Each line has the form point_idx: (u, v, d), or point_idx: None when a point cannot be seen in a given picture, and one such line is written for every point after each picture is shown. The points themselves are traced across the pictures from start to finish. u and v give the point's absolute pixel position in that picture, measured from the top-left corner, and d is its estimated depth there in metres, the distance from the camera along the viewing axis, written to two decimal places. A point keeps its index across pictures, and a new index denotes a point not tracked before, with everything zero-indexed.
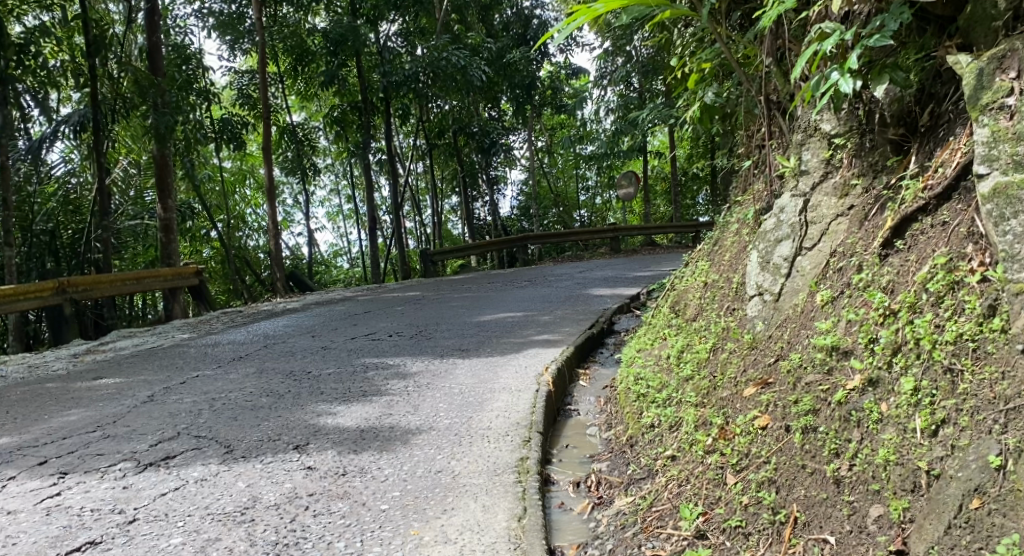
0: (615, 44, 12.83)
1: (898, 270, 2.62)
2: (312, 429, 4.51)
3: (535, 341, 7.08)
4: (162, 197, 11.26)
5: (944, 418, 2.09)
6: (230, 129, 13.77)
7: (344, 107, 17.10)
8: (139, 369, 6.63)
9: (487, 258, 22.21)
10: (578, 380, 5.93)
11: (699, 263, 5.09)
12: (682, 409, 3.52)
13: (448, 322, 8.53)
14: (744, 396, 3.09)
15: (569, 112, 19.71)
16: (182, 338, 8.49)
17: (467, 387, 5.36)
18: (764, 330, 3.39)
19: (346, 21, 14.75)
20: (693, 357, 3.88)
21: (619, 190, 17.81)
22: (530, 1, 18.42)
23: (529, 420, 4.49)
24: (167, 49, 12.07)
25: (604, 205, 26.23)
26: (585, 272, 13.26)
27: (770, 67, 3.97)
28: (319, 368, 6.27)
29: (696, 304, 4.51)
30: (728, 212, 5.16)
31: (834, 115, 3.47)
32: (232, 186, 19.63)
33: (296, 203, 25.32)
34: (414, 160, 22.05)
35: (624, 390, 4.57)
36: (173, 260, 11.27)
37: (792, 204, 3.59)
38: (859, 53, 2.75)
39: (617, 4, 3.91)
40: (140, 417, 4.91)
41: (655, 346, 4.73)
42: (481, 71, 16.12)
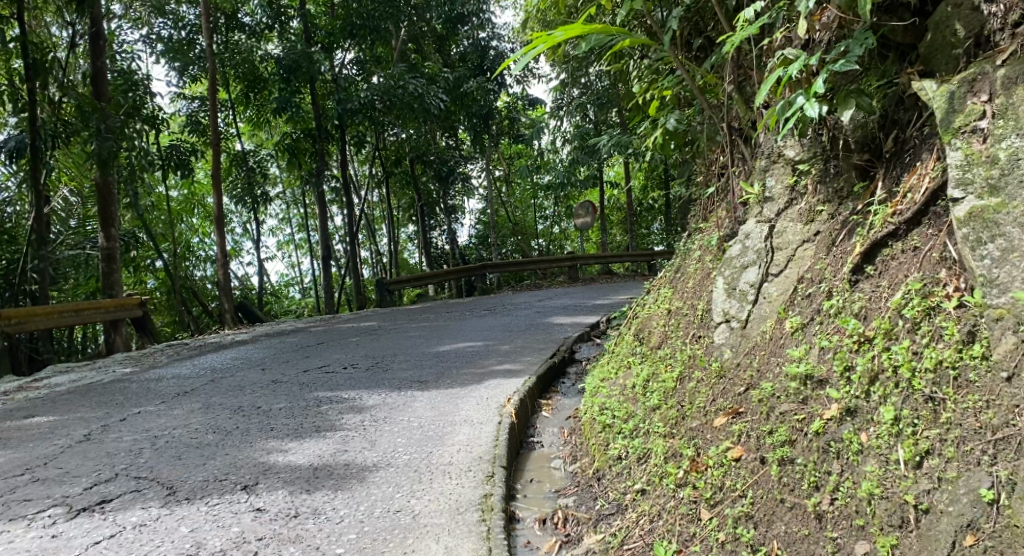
0: (572, 76, 12.95)
1: (870, 295, 2.62)
2: (261, 467, 4.28)
3: (496, 371, 6.94)
4: (104, 226, 10.89)
5: (928, 448, 2.08)
6: (178, 155, 13.40)
7: (298, 133, 16.81)
8: (75, 407, 6.26)
9: (445, 288, 21.99)
10: (540, 411, 5.80)
11: (662, 290, 5.04)
12: (650, 441, 3.43)
13: (406, 352, 8.32)
14: (714, 426, 3.02)
15: (525, 141, 19.79)
16: (123, 372, 8.09)
17: (427, 420, 5.19)
18: (732, 357, 3.32)
19: (300, 48, 14.67)
20: (659, 386, 3.80)
21: (576, 219, 17.86)
22: (486, 32, 18.52)
23: (493, 454, 4.34)
24: (112, 74, 11.72)
25: (561, 235, 26.29)
26: (545, 301, 13.18)
27: (732, 94, 3.97)
28: (270, 402, 6.01)
29: (660, 331, 4.44)
30: (691, 238, 5.12)
31: (797, 142, 3.45)
32: (179, 214, 19.10)
33: (246, 232, 24.76)
34: (370, 188, 21.81)
35: (589, 421, 4.45)
36: (116, 291, 10.86)
37: (757, 230, 3.56)
38: (824, 77, 2.74)
39: (577, 32, 3.86)
40: (75, 457, 4.60)
41: (619, 375, 4.63)
42: (438, 99, 16.12)
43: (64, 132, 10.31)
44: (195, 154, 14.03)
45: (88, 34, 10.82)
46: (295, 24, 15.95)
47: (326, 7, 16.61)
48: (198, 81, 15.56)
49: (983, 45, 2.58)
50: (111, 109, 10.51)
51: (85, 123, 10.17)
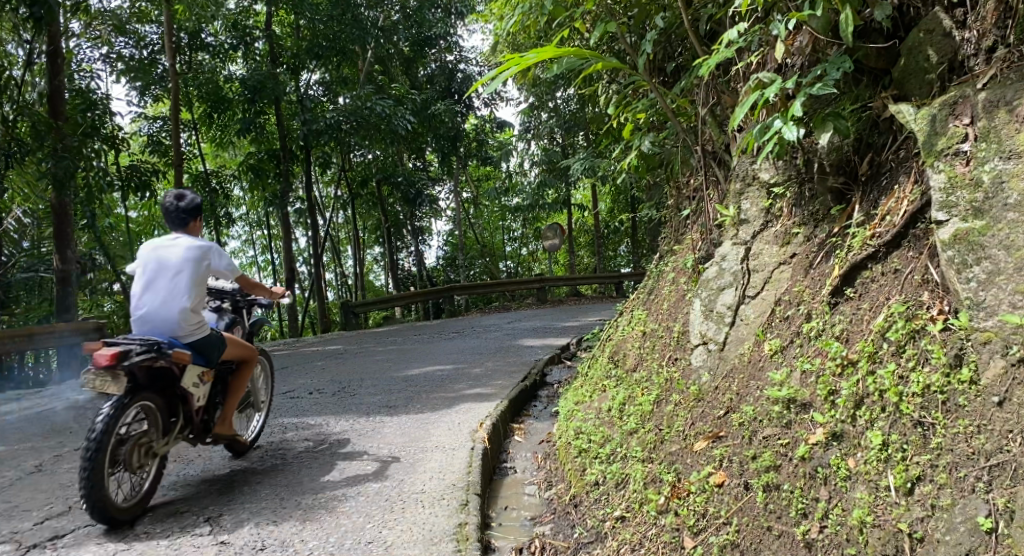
0: (541, 99, 13.03)
1: (851, 318, 2.63)
2: (225, 498, 4.10)
3: (466, 395, 6.82)
4: (61, 247, 10.66)
5: (919, 475, 2.08)
6: (138, 176, 13.16)
7: (263, 154, 16.59)
8: (26, 436, 5.98)
9: (412, 310, 21.79)
10: (512, 435, 5.71)
11: (636, 312, 5.01)
12: (628, 466, 3.37)
13: (373, 376, 8.16)
14: (694, 450, 2.97)
15: (493, 164, 19.84)
16: (78, 399, 7.79)
17: (397, 446, 5.06)
18: (710, 381, 3.29)
19: (265, 69, 14.54)
20: (636, 410, 3.74)
21: (544, 241, 17.88)
22: (454, 55, 18.57)
23: (466, 480, 4.24)
24: (70, 94, 11.51)
25: (529, 256, 26.30)
26: (513, 323, 13.09)
27: (705, 117, 3.97)
28: None
29: (635, 354, 4.39)
30: (664, 261, 5.11)
31: (772, 164, 3.46)
32: (139, 236, 18.68)
33: (208, 254, 24.31)
34: (336, 209, 21.60)
35: (564, 445, 4.36)
36: (71, 314, 10.56)
37: (733, 252, 3.54)
38: (802, 101, 2.74)
39: (549, 54, 3.84)
40: (25, 490, 4.37)
41: (594, 399, 4.55)
42: (406, 120, 16.08)
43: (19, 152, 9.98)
44: (157, 175, 13.79)
45: (47, 52, 10.66)
46: (261, 45, 15.83)
47: (291, 28, 16.54)
48: (160, 101, 15.33)
49: (958, 70, 2.62)
50: (69, 128, 10.38)
51: (40, 143, 9.98)
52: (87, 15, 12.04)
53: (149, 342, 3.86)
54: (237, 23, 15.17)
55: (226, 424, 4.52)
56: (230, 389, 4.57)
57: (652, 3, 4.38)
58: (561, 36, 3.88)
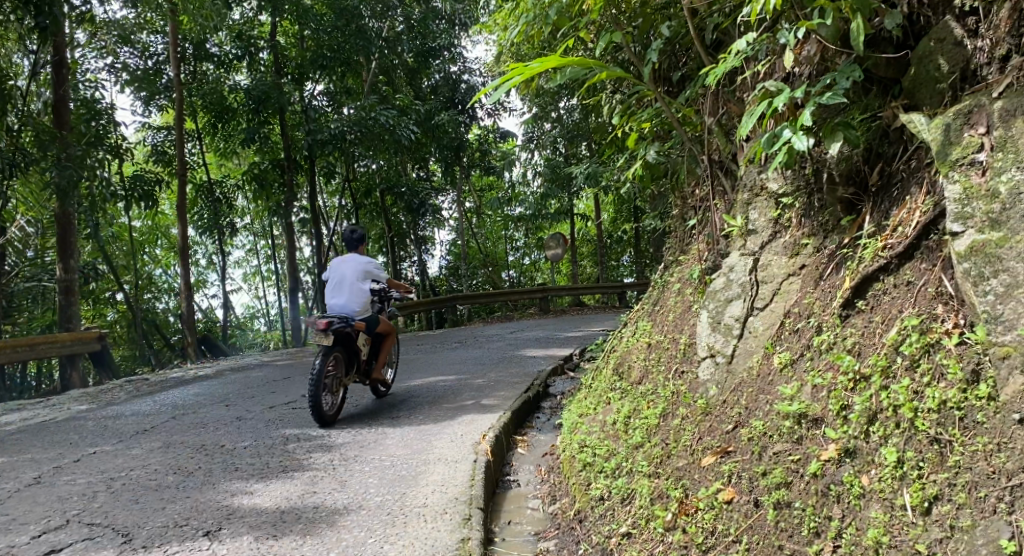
0: (544, 109, 13.02)
1: (863, 331, 2.59)
2: (225, 511, 4.06)
3: (469, 406, 6.77)
4: (64, 257, 10.68)
5: (937, 494, 2.04)
6: (142, 185, 13.17)
7: (267, 164, 16.60)
8: (26, 447, 5.93)
9: (415, 319, 21.75)
10: (516, 447, 5.66)
11: (640, 323, 4.96)
12: (634, 481, 3.31)
13: (376, 387, 8.11)
14: (702, 465, 2.92)
15: (496, 174, 19.84)
16: (79, 410, 7.75)
17: (400, 458, 5.01)
18: (718, 394, 3.24)
19: (270, 79, 14.56)
20: (641, 424, 3.69)
21: (547, 251, 17.84)
22: (457, 66, 18.60)
23: (469, 494, 4.19)
24: (74, 103, 11.53)
25: (532, 266, 26.25)
26: (516, 333, 13.03)
27: (711, 127, 3.93)
28: (234, 441, 5.77)
29: (640, 367, 4.34)
30: (669, 271, 5.07)
31: (780, 175, 3.42)
32: (142, 245, 18.69)
33: (211, 263, 24.31)
34: (339, 219, 21.61)
35: (568, 459, 4.30)
36: (73, 324, 10.53)
37: (741, 263, 3.49)
38: (811, 110, 2.70)
39: (554, 63, 3.80)
40: (24, 503, 4.33)
41: (598, 412, 4.50)
42: (410, 130, 16.08)
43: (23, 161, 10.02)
44: (160, 185, 13.79)
45: (52, 63, 10.71)
46: (265, 55, 15.88)
47: (295, 38, 16.60)
48: (166, 111, 15.36)
49: (970, 79, 2.58)
50: (73, 138, 10.43)
51: (44, 152, 10.01)
52: (92, 25, 12.08)
53: (345, 317, 6.20)
54: (243, 33, 15.22)
55: (379, 372, 6.81)
56: (380, 351, 6.90)
57: (657, 13, 4.37)
58: (566, 46, 3.85)
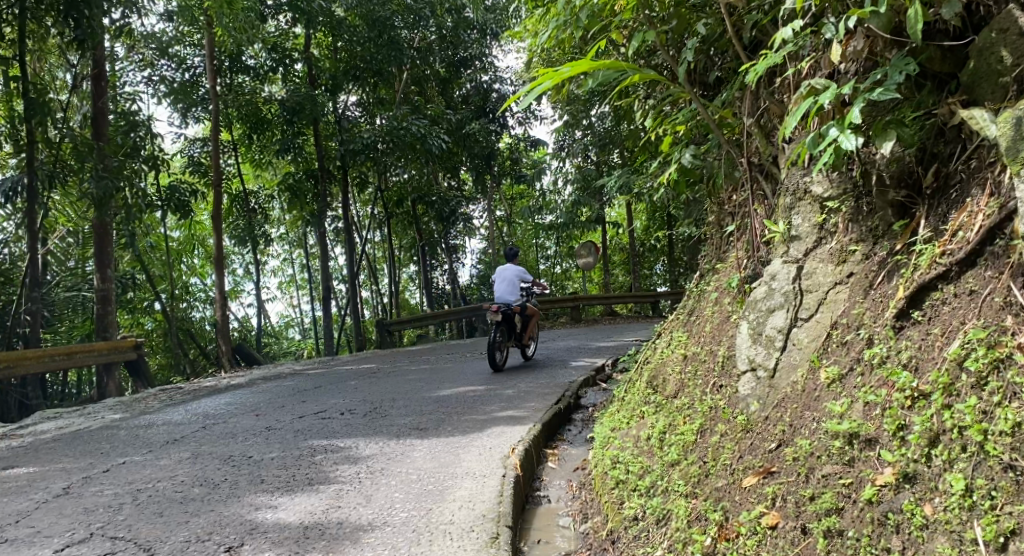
0: (576, 116, 12.89)
1: (920, 345, 2.42)
2: (248, 526, 3.97)
3: (498, 418, 6.62)
4: (101, 267, 10.82)
5: (1013, 528, 1.86)
6: (178, 196, 13.35)
7: (300, 174, 16.71)
8: (59, 456, 5.96)
9: (446, 328, 21.72)
10: (546, 461, 5.49)
11: (676, 334, 4.78)
12: (669, 500, 3.16)
13: (405, 397, 8.01)
14: (743, 486, 2.76)
15: (527, 182, 19.75)
16: (112, 418, 7.79)
17: (427, 472, 4.89)
18: (760, 411, 3.08)
19: (304, 90, 14.66)
20: (678, 440, 3.52)
21: (579, 259, 17.65)
22: (489, 75, 18.55)
23: (497, 511, 4.04)
24: (113, 115, 11.71)
25: (563, 274, 26.08)
26: (548, 343, 12.85)
27: (751, 129, 3.76)
28: (261, 452, 5.71)
29: (675, 380, 4.16)
30: (705, 280, 4.88)
31: (825, 178, 3.25)
32: (180, 255, 18.96)
33: (247, 272, 24.61)
34: (371, 228, 21.71)
35: (600, 476, 4.14)
36: (109, 333, 10.66)
37: (784, 270, 3.31)
38: (861, 107, 2.53)
39: (584, 67, 3.67)
40: (50, 514, 4.29)
41: (631, 426, 4.33)
42: (441, 140, 16.08)
43: (61, 172, 10.12)
44: (196, 195, 13.95)
45: (92, 76, 10.93)
46: (300, 67, 16.01)
47: (328, 49, 16.72)
48: (202, 123, 15.57)
49: None
50: (111, 149, 10.56)
51: (81, 163, 10.11)
52: (131, 39, 12.28)
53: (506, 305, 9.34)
54: (278, 45, 15.37)
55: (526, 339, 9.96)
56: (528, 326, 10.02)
57: (693, 13, 4.22)
58: (596, 47, 3.70)
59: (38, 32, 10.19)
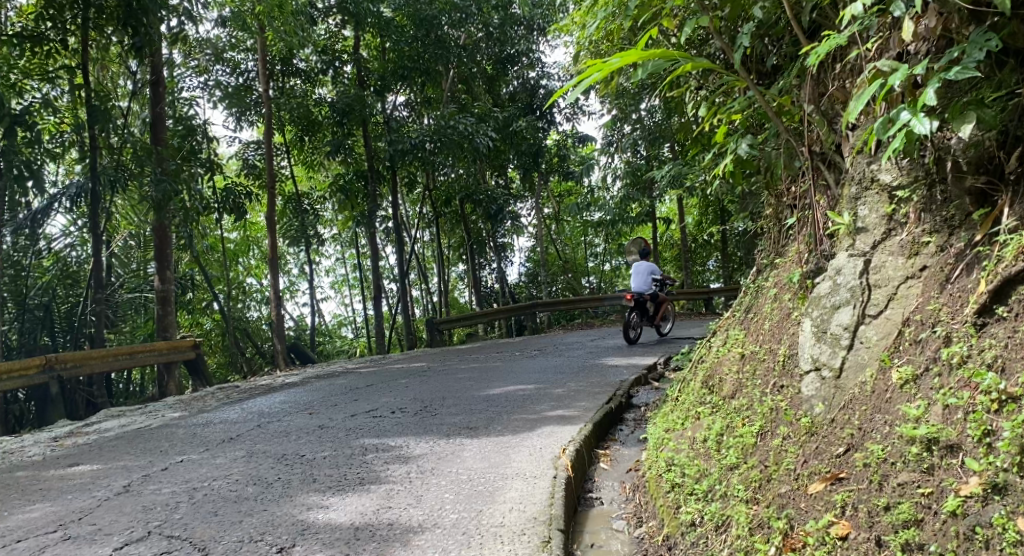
0: (625, 110, 12.69)
1: (1006, 343, 2.25)
2: (300, 526, 3.97)
3: (549, 418, 6.52)
4: (160, 268, 11.12)
5: None
6: (233, 198, 13.61)
7: (351, 175, 16.85)
8: (121, 454, 6.11)
9: (495, 327, 21.74)
10: (598, 462, 5.38)
11: (732, 332, 4.62)
12: (729, 506, 3.02)
13: (455, 396, 7.97)
14: (810, 493, 2.62)
15: (575, 179, 19.59)
16: (172, 416, 7.97)
17: (477, 472, 4.83)
18: (825, 413, 2.92)
19: (354, 91, 14.80)
20: (737, 442, 3.38)
21: (628, 256, 17.40)
22: (536, 71, 18.44)
23: (549, 514, 3.96)
24: (171, 121, 11.99)
25: (613, 272, 25.83)
26: (597, 341, 12.69)
27: (812, 116, 3.59)
28: (313, 450, 5.74)
29: (733, 380, 4.00)
30: (764, 276, 4.70)
31: (895, 165, 3.07)
32: (236, 256, 19.37)
33: (301, 272, 25.06)
34: (420, 227, 21.86)
35: (655, 478, 4.01)
36: (170, 333, 10.93)
37: (850, 264, 3.14)
38: (937, 88, 2.34)
39: (634, 57, 3.52)
40: (110, 512, 4.37)
41: (687, 427, 4.18)
42: (488, 137, 16.08)
43: (121, 177, 10.40)
44: (250, 197, 14.22)
45: (149, 82, 11.25)
46: (349, 68, 16.14)
47: (377, 51, 16.84)
48: (256, 126, 15.88)
49: None
50: (168, 153, 10.82)
51: (141, 167, 10.35)
52: (187, 46, 12.56)
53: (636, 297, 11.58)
54: (327, 48, 15.50)
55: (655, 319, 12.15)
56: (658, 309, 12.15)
57: None
58: (646, 36, 3.56)
59: (99, 40, 10.50)
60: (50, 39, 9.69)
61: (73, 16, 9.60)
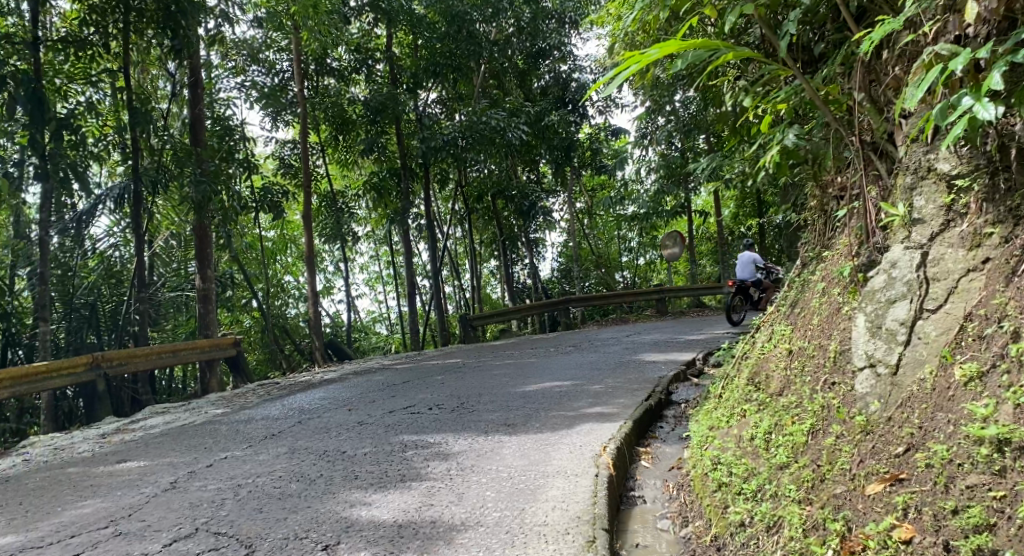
0: (659, 101, 12.54)
1: None
2: (344, 524, 3.98)
3: (588, 415, 6.47)
4: (201, 267, 11.31)
5: None
6: (270, 197, 13.79)
7: (384, 172, 16.94)
8: (166, 451, 6.21)
9: (529, 322, 21.76)
10: (639, 460, 5.31)
11: (778, 327, 4.51)
12: (780, 507, 2.95)
13: (492, 392, 7.96)
14: (868, 494, 2.55)
15: (608, 173, 19.44)
16: (215, 413, 8.08)
17: (517, 470, 4.80)
18: (880, 411, 2.84)
19: (387, 89, 14.86)
20: (787, 441, 3.29)
21: (663, 250, 17.21)
22: (568, 65, 18.33)
23: (592, 513, 3.92)
24: (209, 121, 12.19)
25: (647, 266, 25.64)
26: (633, 336, 12.58)
27: (863, 103, 3.50)
28: (353, 447, 5.76)
29: (780, 376, 3.91)
30: (810, 270, 4.58)
31: (953, 154, 2.96)
32: (273, 255, 19.64)
33: (336, 269, 25.33)
34: (454, 223, 21.93)
35: (700, 476, 3.94)
36: (211, 331, 11.10)
37: (906, 257, 3.04)
38: (1002, 71, 2.24)
39: (674, 47, 3.39)
40: (158, 509, 4.44)
41: (732, 425, 4.09)
42: (520, 132, 16.06)
43: (162, 177, 10.59)
44: (287, 196, 14.38)
45: (188, 84, 11.42)
46: (382, 67, 16.32)
47: (409, 48, 16.89)
48: (292, 126, 16.05)
49: None
50: (207, 154, 10.99)
51: (182, 168, 10.51)
52: (223, 47, 12.74)
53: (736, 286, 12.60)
54: (360, 46, 15.80)
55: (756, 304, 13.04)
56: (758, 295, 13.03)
57: None
58: (687, 27, 3.45)
59: (140, 44, 10.69)
60: (93, 43, 9.92)
61: (115, 21, 9.81)
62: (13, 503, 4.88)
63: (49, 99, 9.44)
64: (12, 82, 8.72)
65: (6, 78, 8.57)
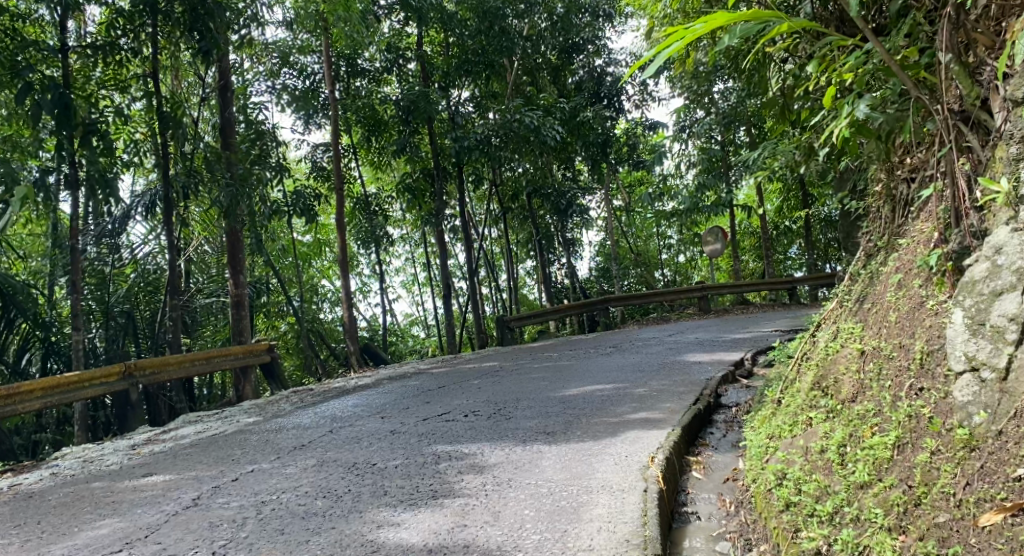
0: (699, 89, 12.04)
1: None
2: (369, 548, 3.65)
3: (632, 422, 6.04)
4: (235, 273, 11.15)
5: None
6: (303, 201, 13.64)
7: (417, 174, 16.71)
8: (193, 464, 5.96)
9: (567, 323, 21.29)
10: (689, 471, 4.88)
11: (845, 324, 3.99)
12: (865, 534, 2.55)
13: (528, 397, 7.58)
14: (981, 526, 2.21)
15: (647, 168, 18.85)
16: (247, 422, 7.85)
17: (560, 484, 4.42)
18: (990, 424, 2.43)
19: (418, 89, 14.48)
20: (867, 455, 2.84)
21: (705, 246, 16.57)
22: (602, 59, 17.88)
23: (643, 536, 3.52)
24: (241, 125, 11.98)
25: (687, 263, 24.98)
26: (676, 336, 12.04)
27: (948, 66, 3.19)
28: (385, 458, 5.45)
29: (852, 381, 3.42)
30: (881, 258, 4.12)
31: None
32: (308, 259, 19.53)
33: (373, 273, 25.17)
34: (490, 224, 21.63)
35: (762, 494, 3.48)
36: (244, 337, 10.94)
37: (1014, 241, 2.65)
38: None
39: (722, 22, 2.72)
40: (176, 530, 4.16)
41: (796, 434, 3.60)
42: (556, 131, 15.60)
43: (193, 183, 10.40)
44: (320, 199, 14.16)
45: (219, 85, 11.30)
46: (413, 66, 16.04)
47: (440, 47, 16.64)
48: (324, 128, 15.87)
49: None
50: (237, 157, 10.80)
51: (212, 174, 10.31)
52: (252, 50, 12.54)
53: None
54: (392, 45, 15.51)
55: None
56: None
57: None
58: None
59: (172, 50, 10.57)
60: (122, 48, 9.71)
61: (145, 26, 9.72)
62: (30, 523, 4.65)
63: (80, 105, 9.30)
64: (38, 88, 8.56)
65: (29, 83, 8.42)
